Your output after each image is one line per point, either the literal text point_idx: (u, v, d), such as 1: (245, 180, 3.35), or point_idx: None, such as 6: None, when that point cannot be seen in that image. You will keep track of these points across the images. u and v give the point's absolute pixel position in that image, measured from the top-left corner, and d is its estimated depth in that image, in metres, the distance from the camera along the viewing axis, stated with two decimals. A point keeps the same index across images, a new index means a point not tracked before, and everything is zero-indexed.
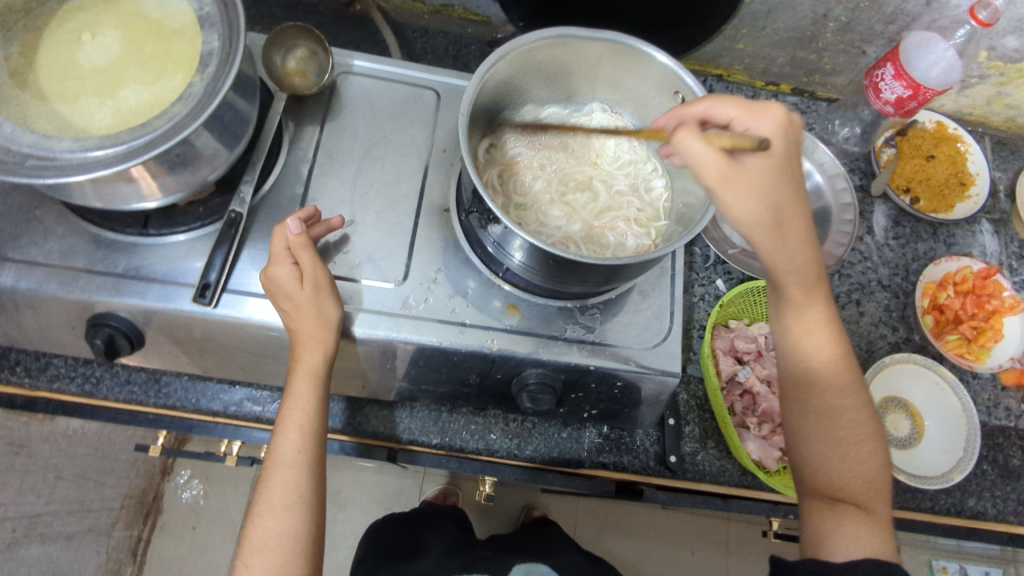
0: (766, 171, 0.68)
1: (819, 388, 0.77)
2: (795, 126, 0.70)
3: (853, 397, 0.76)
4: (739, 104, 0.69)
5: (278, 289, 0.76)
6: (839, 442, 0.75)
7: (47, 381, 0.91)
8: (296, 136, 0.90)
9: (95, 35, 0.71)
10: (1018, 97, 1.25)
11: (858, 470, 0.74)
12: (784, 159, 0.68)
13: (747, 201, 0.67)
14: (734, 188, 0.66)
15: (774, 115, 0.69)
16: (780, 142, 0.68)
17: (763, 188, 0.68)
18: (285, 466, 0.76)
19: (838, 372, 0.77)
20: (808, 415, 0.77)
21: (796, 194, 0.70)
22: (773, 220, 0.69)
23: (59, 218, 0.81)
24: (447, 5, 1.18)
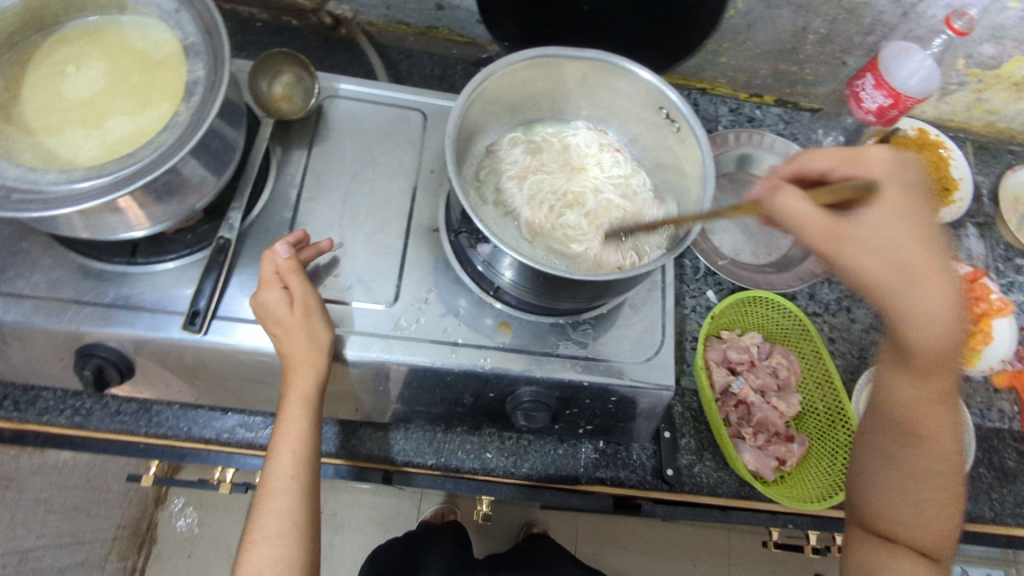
0: (887, 221, 0.60)
1: (924, 434, 0.74)
2: (904, 166, 0.64)
3: (952, 448, 0.75)
4: (835, 155, 0.66)
5: (269, 315, 0.76)
6: (909, 492, 0.76)
7: (36, 414, 0.91)
8: (283, 161, 0.91)
9: (79, 67, 0.71)
10: (997, 103, 1.27)
11: (927, 524, 0.75)
12: (904, 199, 0.62)
13: (866, 262, 0.61)
14: (846, 248, 0.60)
15: (880, 156, 0.65)
16: (890, 185, 0.62)
17: (894, 237, 0.60)
18: (279, 493, 0.75)
19: (950, 429, 0.74)
20: (902, 469, 0.77)
21: (920, 235, 0.61)
22: (902, 270, 0.62)
23: (46, 249, 0.81)
24: (433, 27, 1.20)
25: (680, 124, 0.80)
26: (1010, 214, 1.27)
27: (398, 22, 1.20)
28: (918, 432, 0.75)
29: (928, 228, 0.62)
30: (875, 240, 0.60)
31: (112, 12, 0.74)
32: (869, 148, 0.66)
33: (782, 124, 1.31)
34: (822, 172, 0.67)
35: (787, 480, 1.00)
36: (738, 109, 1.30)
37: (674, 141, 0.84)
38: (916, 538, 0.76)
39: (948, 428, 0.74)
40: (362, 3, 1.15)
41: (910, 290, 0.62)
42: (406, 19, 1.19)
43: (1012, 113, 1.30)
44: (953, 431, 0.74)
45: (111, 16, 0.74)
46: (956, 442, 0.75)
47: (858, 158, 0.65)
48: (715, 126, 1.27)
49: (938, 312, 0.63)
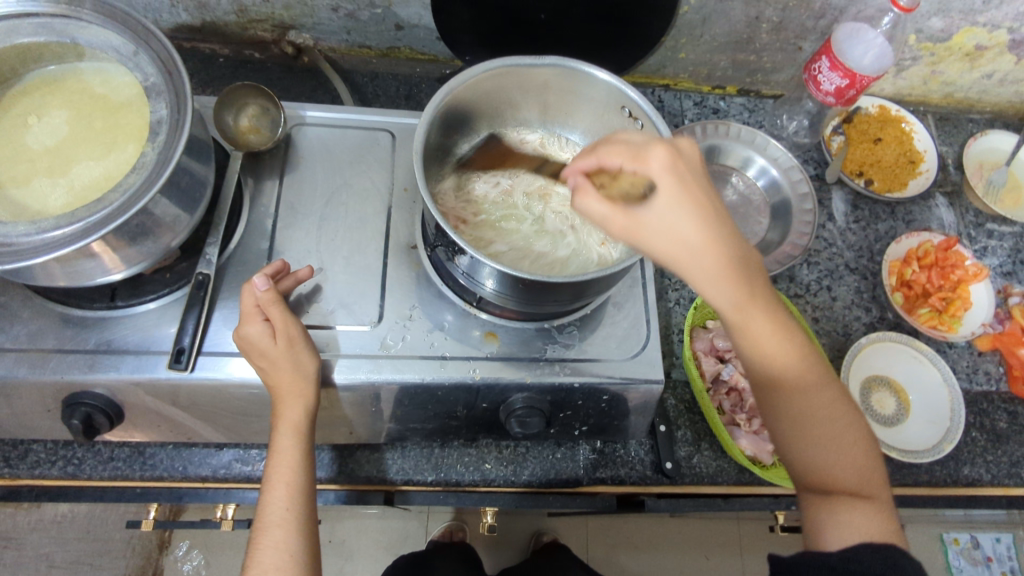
0: (673, 216, 0.59)
1: (784, 384, 0.71)
2: (683, 157, 0.60)
3: (820, 388, 0.72)
4: (621, 147, 0.60)
5: (253, 349, 0.76)
6: (818, 442, 0.71)
7: (27, 468, 0.89)
8: (256, 192, 0.91)
9: (42, 117, 0.71)
10: (952, 74, 1.30)
11: (840, 460, 0.72)
12: (681, 193, 0.59)
13: (666, 253, 0.60)
14: (644, 241, 0.60)
15: (659, 151, 0.59)
16: (668, 184, 0.59)
17: (691, 226, 0.59)
18: (275, 526, 0.75)
19: (803, 367, 0.71)
20: (788, 422, 0.72)
21: (709, 226, 0.60)
22: (702, 258, 0.61)
23: (24, 301, 0.80)
24: (394, 48, 1.21)
25: (643, 121, 0.81)
26: (976, 180, 1.30)
27: (359, 46, 1.21)
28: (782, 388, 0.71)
29: (714, 206, 0.61)
30: (669, 233, 0.60)
31: (70, 60, 0.74)
32: (654, 144, 0.59)
33: (746, 113, 1.33)
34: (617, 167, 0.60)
35: None
36: (702, 102, 1.32)
37: None
38: (840, 480, 0.71)
39: (803, 372, 0.71)
40: (321, 30, 1.16)
41: (707, 282, 0.62)
42: (367, 42, 1.20)
43: (967, 82, 1.33)
44: (814, 368, 0.71)
45: (68, 64, 0.74)
46: (818, 376, 0.72)
47: (646, 152, 0.59)
48: (681, 120, 1.28)
49: (733, 291, 0.64)
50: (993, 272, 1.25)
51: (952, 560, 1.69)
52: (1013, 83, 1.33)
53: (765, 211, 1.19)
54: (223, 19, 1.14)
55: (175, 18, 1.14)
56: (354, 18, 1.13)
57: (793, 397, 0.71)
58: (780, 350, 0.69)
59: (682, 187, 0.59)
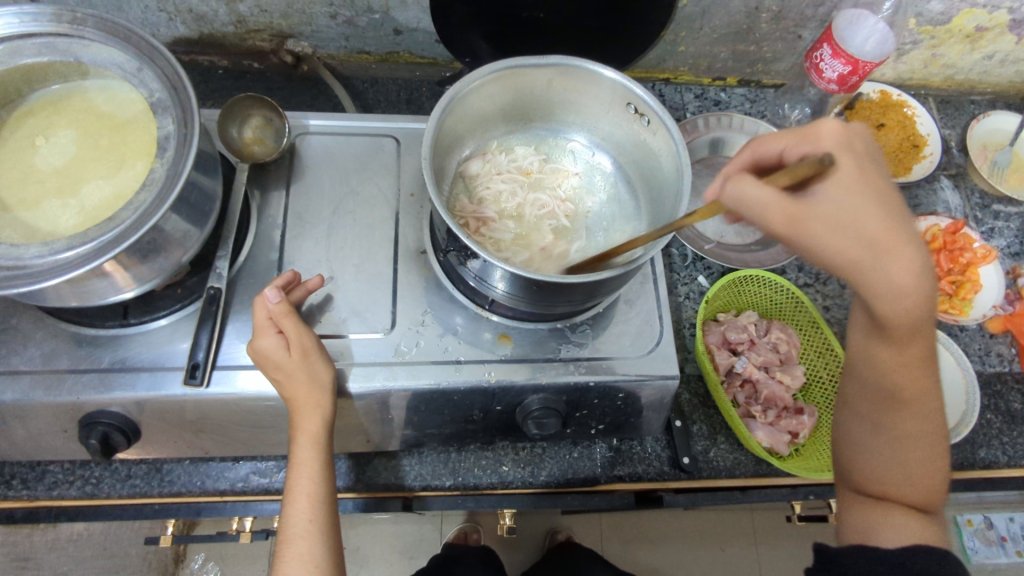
0: (851, 200, 0.57)
1: (900, 396, 0.72)
2: (857, 140, 0.61)
3: (933, 409, 0.72)
4: (789, 133, 0.62)
5: (268, 361, 0.76)
6: (904, 461, 0.73)
7: (45, 489, 0.89)
8: (263, 203, 0.90)
9: (49, 138, 0.71)
10: (953, 56, 1.30)
11: (914, 473, 0.72)
12: (865, 176, 0.58)
13: (833, 244, 0.57)
14: (809, 230, 0.56)
15: (833, 130, 0.60)
16: (849, 162, 0.58)
17: (865, 216, 0.57)
18: (298, 538, 0.75)
19: (925, 383, 0.71)
20: (885, 431, 0.74)
21: (884, 215, 0.58)
22: (878, 240, 0.58)
23: (36, 322, 0.80)
24: (392, 53, 1.21)
25: (651, 117, 0.81)
26: (980, 162, 1.30)
27: (358, 52, 1.20)
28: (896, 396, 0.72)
29: (892, 202, 0.59)
30: (841, 220, 0.56)
31: (74, 79, 0.74)
32: (822, 124, 0.61)
33: (748, 103, 1.32)
34: (778, 154, 0.62)
35: (802, 452, 1.00)
36: (703, 94, 1.31)
37: (646, 135, 0.86)
38: (906, 492, 0.72)
39: (923, 386, 0.71)
40: (320, 38, 1.16)
41: (878, 269, 0.59)
42: (366, 48, 1.20)
43: (968, 64, 1.33)
44: (933, 396, 0.72)
45: (73, 83, 0.74)
46: (936, 394, 0.72)
47: (814, 133, 0.60)
48: (683, 113, 1.28)
49: (908, 283, 0.60)
50: (1001, 253, 1.25)
51: (967, 541, 1.69)
52: (1013, 63, 1.33)
53: None
54: (221, 31, 1.13)
55: (172, 31, 1.13)
56: (352, 24, 1.12)
57: (906, 407, 0.72)
58: (907, 362, 0.69)
59: (861, 175, 0.58)
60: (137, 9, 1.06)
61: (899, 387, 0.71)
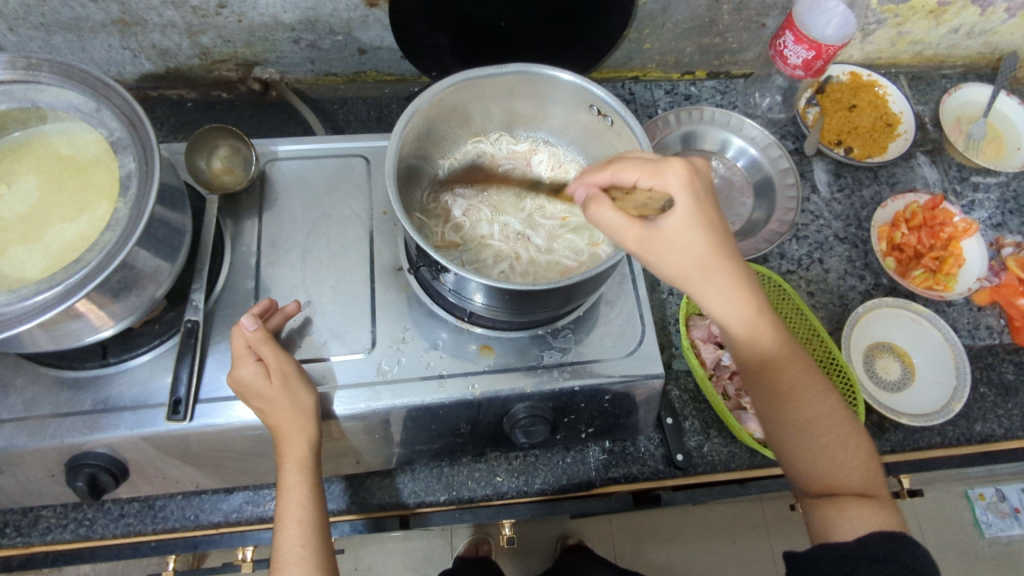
0: (683, 232, 0.65)
1: (786, 389, 0.75)
2: (698, 177, 0.66)
3: (817, 390, 0.76)
4: (641, 164, 0.64)
5: (249, 390, 0.76)
6: (822, 449, 0.74)
7: (39, 535, 0.89)
8: (236, 232, 0.91)
9: (12, 185, 0.72)
10: (919, 33, 1.30)
11: (835, 459, 0.74)
12: (697, 212, 0.65)
13: (671, 263, 0.66)
14: (655, 251, 0.65)
15: (678, 168, 0.64)
16: (684, 199, 0.64)
17: (693, 241, 0.66)
18: (292, 565, 0.74)
19: (802, 373, 0.76)
20: (791, 427, 0.75)
21: (712, 241, 0.67)
22: (708, 263, 0.68)
23: (16, 369, 0.80)
24: (360, 72, 1.21)
25: (613, 118, 0.82)
26: (955, 136, 1.30)
27: (326, 75, 1.21)
28: (781, 392, 0.75)
29: (720, 228, 0.68)
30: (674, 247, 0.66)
31: (33, 125, 0.74)
32: (672, 162, 0.64)
33: (718, 95, 1.34)
34: (633, 182, 0.64)
35: None
36: (674, 89, 1.32)
37: (611, 135, 0.86)
38: (840, 481, 0.73)
39: (799, 378, 0.75)
40: (285, 63, 1.17)
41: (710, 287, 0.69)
42: (333, 70, 1.20)
43: (935, 40, 1.33)
44: (812, 380, 0.76)
45: (33, 128, 0.74)
46: (818, 380, 0.77)
47: (662, 170, 0.64)
48: (655, 110, 1.29)
49: (730, 294, 0.70)
50: (983, 225, 1.25)
51: (980, 515, 1.68)
52: (981, 35, 1.33)
53: (747, 191, 1.18)
54: (186, 64, 1.14)
55: (138, 68, 1.14)
56: (316, 47, 1.13)
57: (791, 401, 0.75)
58: (776, 352, 0.74)
59: (698, 210, 0.65)
60: (101, 49, 1.07)
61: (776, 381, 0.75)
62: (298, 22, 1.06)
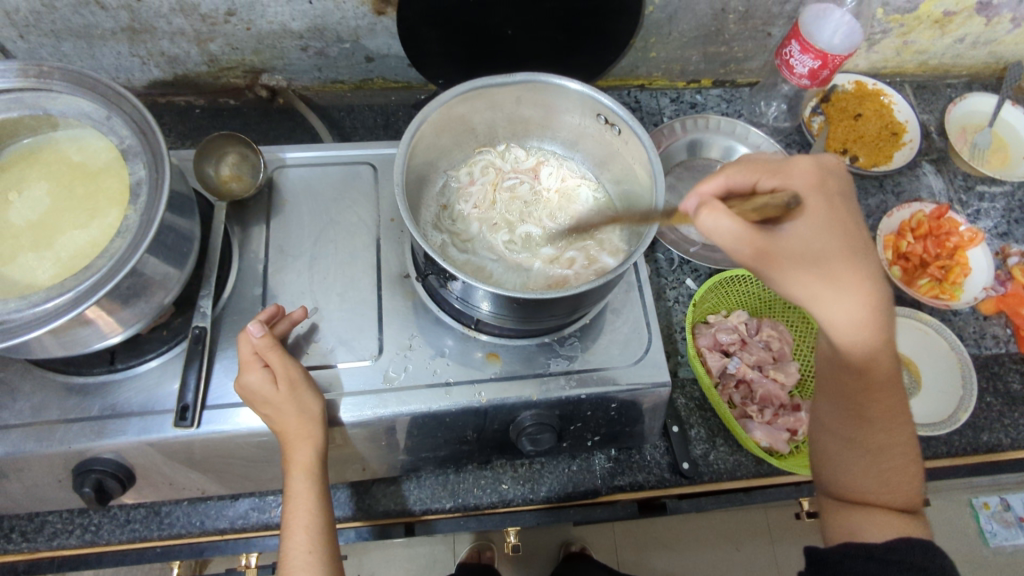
0: (811, 237, 0.63)
1: (871, 410, 0.73)
2: (828, 177, 0.66)
3: (898, 416, 0.74)
4: (759, 167, 0.65)
5: (256, 397, 0.76)
6: (880, 468, 0.73)
7: (45, 540, 0.89)
8: (244, 239, 0.91)
9: (23, 192, 0.72)
10: (924, 42, 1.30)
11: (892, 480, 0.72)
12: (829, 212, 0.64)
13: (790, 271, 0.64)
14: (774, 259, 0.63)
15: (802, 169, 0.65)
16: (813, 200, 0.63)
17: (823, 246, 0.63)
18: (299, 571, 0.74)
19: (894, 397, 0.73)
20: (862, 446, 0.74)
21: (844, 249, 0.65)
22: (834, 275, 0.65)
23: (24, 374, 0.80)
24: (367, 79, 1.22)
25: (621, 126, 0.82)
26: (960, 145, 1.30)
27: (333, 82, 1.21)
28: (868, 414, 0.73)
29: (855, 234, 0.66)
30: (802, 252, 0.63)
31: (44, 132, 0.74)
32: (794, 164, 0.65)
33: (724, 104, 1.33)
34: (748, 185, 0.65)
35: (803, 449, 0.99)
36: (679, 98, 1.32)
37: (618, 143, 0.86)
38: (884, 498, 0.72)
39: (892, 399, 0.73)
40: (293, 70, 1.17)
41: (828, 302, 0.66)
42: (340, 77, 1.21)
43: (940, 49, 1.33)
44: (901, 409, 0.74)
45: (44, 135, 0.74)
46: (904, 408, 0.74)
47: (776, 168, 0.66)
48: (660, 118, 1.28)
49: (851, 316, 0.67)
50: (989, 234, 1.25)
51: (984, 525, 1.67)
52: (986, 44, 1.33)
53: None
54: (195, 71, 1.14)
55: (147, 75, 1.14)
56: (324, 55, 1.14)
57: (871, 423, 0.73)
58: (881, 375, 0.72)
59: (830, 212, 0.64)
60: (110, 56, 1.08)
61: (869, 400, 0.73)
62: (306, 30, 1.07)
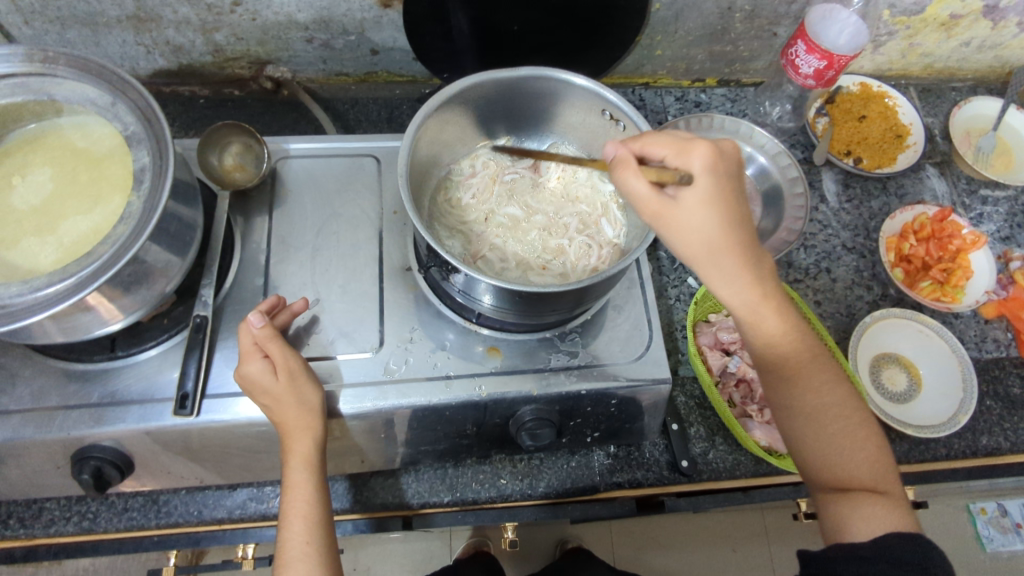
0: (704, 211, 0.62)
1: (795, 373, 0.74)
2: (724, 156, 0.63)
3: (827, 375, 0.75)
4: (670, 140, 0.63)
5: (255, 386, 0.75)
6: (834, 441, 0.73)
7: (42, 527, 0.89)
8: (247, 229, 0.91)
9: (26, 177, 0.72)
10: (930, 45, 1.30)
11: (848, 454, 0.73)
12: (716, 194, 0.62)
13: (684, 237, 0.63)
14: (668, 225, 0.63)
15: (705, 148, 0.62)
16: (709, 176, 0.62)
17: (712, 222, 0.63)
18: (296, 561, 0.73)
19: (815, 366, 0.74)
20: (802, 415, 0.74)
21: (733, 226, 0.63)
22: (718, 247, 0.64)
23: (24, 360, 0.80)
24: (372, 72, 1.22)
25: (626, 123, 0.82)
26: (964, 148, 1.30)
27: (337, 74, 1.21)
28: (790, 377, 0.74)
29: (745, 216, 0.64)
30: (690, 225, 0.63)
31: (48, 117, 0.74)
32: (701, 141, 0.63)
33: (729, 103, 1.33)
34: (661, 157, 0.64)
35: None
36: (683, 97, 1.32)
37: (623, 139, 0.86)
38: (850, 476, 0.72)
39: (813, 372, 0.74)
40: (298, 62, 1.17)
41: (723, 279, 0.67)
42: (345, 70, 1.20)
43: (946, 52, 1.33)
44: (822, 369, 0.74)
45: (48, 121, 0.74)
46: (829, 367, 0.75)
47: (692, 146, 0.62)
48: (664, 117, 1.28)
49: (742, 290, 0.68)
50: (991, 238, 1.24)
51: (981, 529, 1.67)
52: (992, 48, 1.33)
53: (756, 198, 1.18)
54: (199, 61, 1.14)
55: (152, 64, 1.14)
56: (329, 46, 1.13)
57: (801, 385, 0.74)
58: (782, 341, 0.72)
59: (721, 194, 0.62)
60: (115, 44, 1.07)
61: (791, 374, 0.74)
62: (312, 21, 1.07)
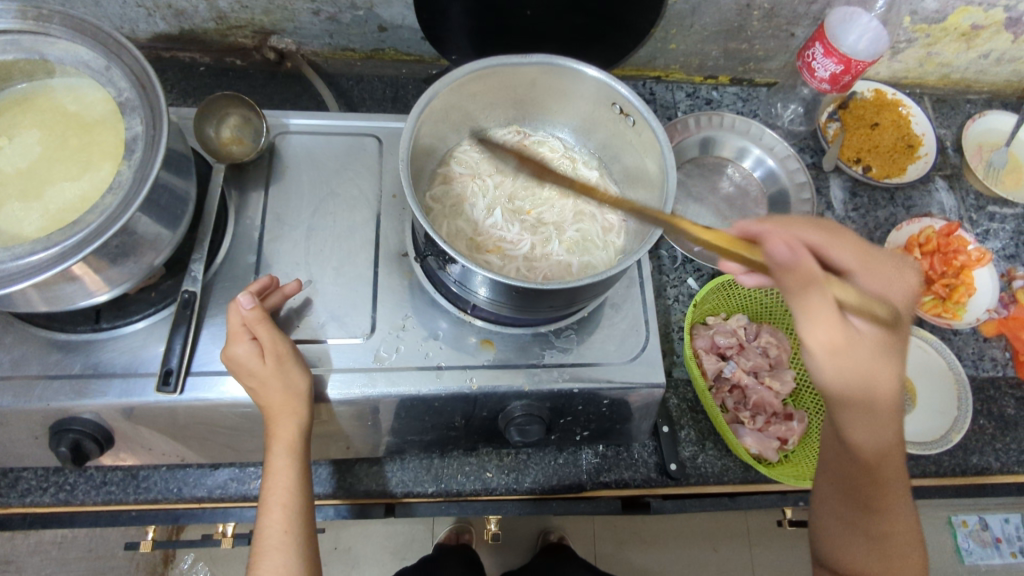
0: (877, 341, 0.64)
1: (878, 501, 0.75)
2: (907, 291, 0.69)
3: (904, 509, 0.76)
4: (856, 257, 0.67)
5: (241, 368, 0.73)
6: (882, 555, 0.75)
7: (18, 496, 0.87)
8: (241, 204, 0.88)
9: (14, 138, 0.69)
10: (948, 55, 1.28)
11: (894, 567, 0.74)
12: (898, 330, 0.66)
13: (843, 372, 0.63)
14: (841, 356, 0.62)
15: (891, 275, 0.69)
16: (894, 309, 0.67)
17: (884, 359, 0.65)
18: (273, 550, 0.72)
19: (900, 493, 0.75)
20: (863, 532, 0.76)
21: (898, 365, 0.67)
22: (872, 384, 0.65)
23: (6, 327, 0.78)
24: (378, 50, 1.19)
25: (636, 118, 0.79)
26: (976, 162, 1.28)
27: (343, 49, 1.18)
28: (874, 505, 0.75)
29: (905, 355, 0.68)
30: (858, 364, 0.63)
31: (40, 78, 0.72)
32: (889, 270, 0.69)
33: (740, 103, 1.30)
34: (841, 270, 0.67)
35: (792, 459, 0.98)
36: (695, 92, 1.29)
37: (631, 135, 0.84)
38: None
39: (899, 496, 0.75)
40: (303, 35, 1.14)
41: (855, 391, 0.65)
42: (351, 45, 1.17)
43: (964, 63, 1.31)
44: (906, 506, 0.76)
45: (39, 80, 0.72)
46: (908, 501, 0.76)
47: (873, 264, 0.68)
48: (674, 112, 1.25)
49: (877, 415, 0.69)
50: (996, 255, 1.23)
51: (961, 542, 1.68)
52: (1010, 62, 1.31)
53: (762, 202, 1.17)
54: (202, 27, 1.11)
55: (152, 28, 1.11)
56: (336, 20, 1.10)
57: (877, 510, 0.75)
58: (887, 472, 0.74)
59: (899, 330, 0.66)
60: (115, 5, 1.04)
61: (874, 491, 0.75)
62: None
